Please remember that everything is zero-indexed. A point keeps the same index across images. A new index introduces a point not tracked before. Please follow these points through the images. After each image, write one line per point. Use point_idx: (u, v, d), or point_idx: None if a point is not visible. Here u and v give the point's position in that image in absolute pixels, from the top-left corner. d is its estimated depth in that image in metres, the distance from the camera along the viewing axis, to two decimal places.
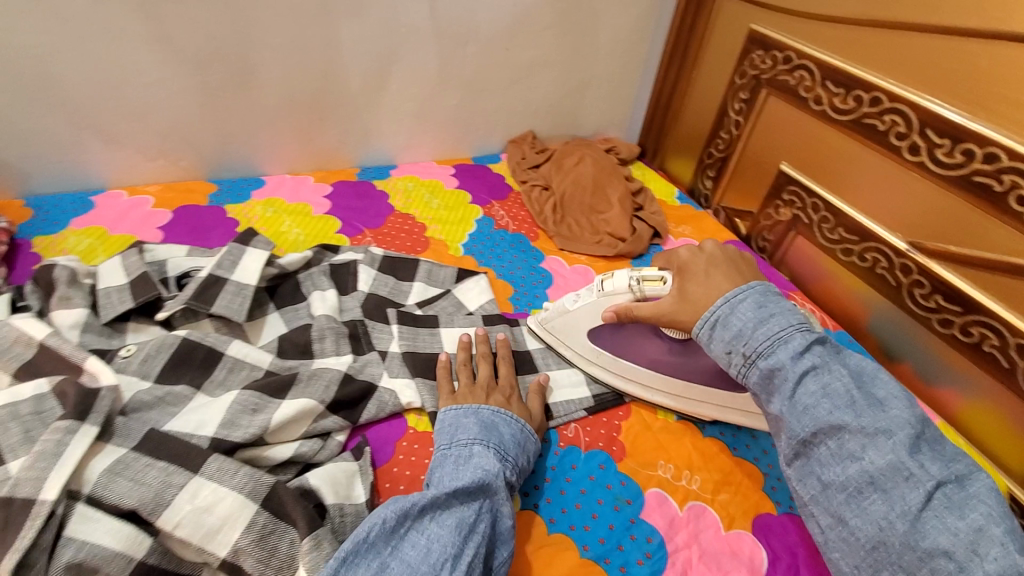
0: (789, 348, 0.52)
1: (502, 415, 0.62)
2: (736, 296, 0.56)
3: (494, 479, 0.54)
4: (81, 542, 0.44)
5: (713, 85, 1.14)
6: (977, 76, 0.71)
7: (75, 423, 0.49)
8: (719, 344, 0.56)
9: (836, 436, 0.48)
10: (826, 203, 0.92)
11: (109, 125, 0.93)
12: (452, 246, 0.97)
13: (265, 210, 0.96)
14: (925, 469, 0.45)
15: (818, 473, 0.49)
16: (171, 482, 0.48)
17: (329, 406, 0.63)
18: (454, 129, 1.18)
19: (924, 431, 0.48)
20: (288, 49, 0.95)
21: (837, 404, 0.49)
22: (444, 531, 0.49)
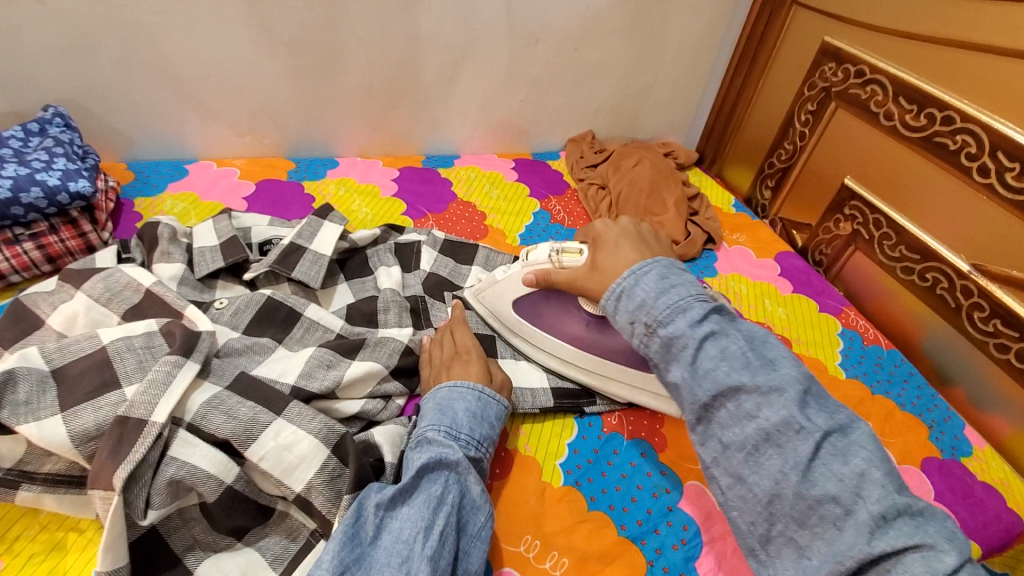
0: (687, 316, 0.51)
1: (460, 387, 0.62)
2: (640, 269, 0.56)
3: (451, 453, 0.55)
4: (182, 462, 0.50)
5: (780, 96, 1.13)
6: None
7: (182, 358, 0.55)
8: (623, 315, 0.55)
9: (733, 398, 0.48)
10: (889, 219, 0.91)
11: (207, 101, 1.01)
12: (509, 235, 1.01)
13: (338, 189, 1.02)
14: (813, 422, 0.46)
15: (719, 435, 0.49)
16: (258, 419, 0.54)
17: (392, 371, 0.68)
18: (517, 124, 1.22)
19: (810, 386, 0.48)
20: (372, 39, 1.01)
21: (734, 366, 0.49)
22: (412, 511, 0.51)
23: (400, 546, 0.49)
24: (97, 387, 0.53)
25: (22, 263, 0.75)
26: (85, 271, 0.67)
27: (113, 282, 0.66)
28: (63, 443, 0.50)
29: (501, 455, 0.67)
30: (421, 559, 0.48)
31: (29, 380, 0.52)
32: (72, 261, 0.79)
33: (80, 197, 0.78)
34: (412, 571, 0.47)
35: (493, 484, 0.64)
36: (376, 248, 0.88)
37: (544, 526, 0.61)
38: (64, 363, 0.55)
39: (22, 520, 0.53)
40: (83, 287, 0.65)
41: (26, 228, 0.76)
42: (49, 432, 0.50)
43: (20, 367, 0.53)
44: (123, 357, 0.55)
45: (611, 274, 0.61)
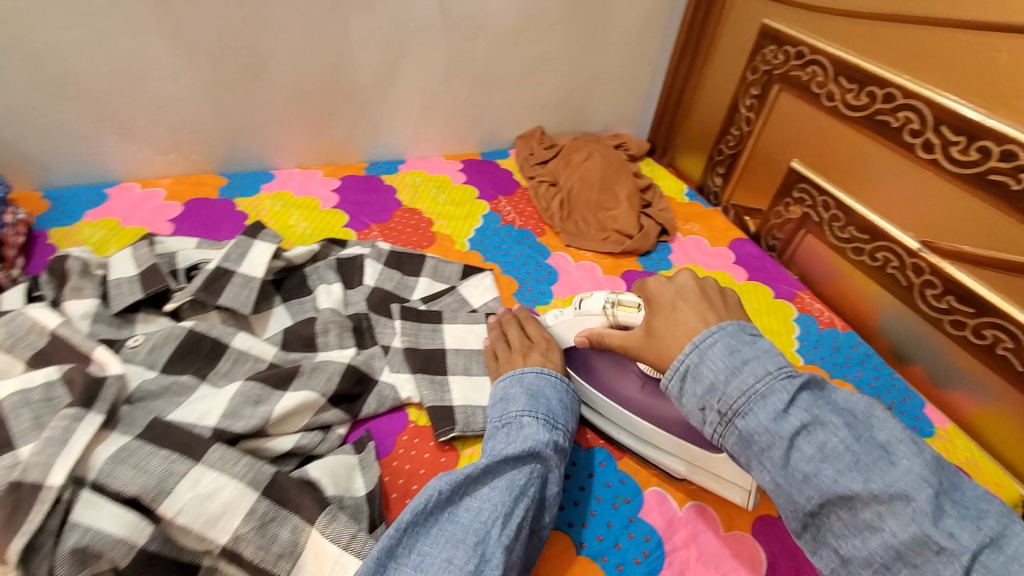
0: (768, 407, 0.47)
1: (546, 375, 0.65)
2: (703, 341, 0.51)
3: (544, 447, 0.56)
4: (85, 527, 0.46)
5: (724, 81, 1.12)
6: (995, 72, 0.69)
7: (82, 410, 0.51)
8: (691, 399, 0.51)
9: (847, 505, 0.43)
10: (837, 200, 0.90)
11: (125, 119, 0.94)
12: (457, 241, 0.97)
13: (273, 204, 0.97)
14: (957, 539, 0.40)
15: (836, 546, 0.44)
16: (173, 470, 0.50)
17: (329, 398, 0.63)
18: (462, 124, 1.18)
19: (941, 485, 0.43)
20: (301, 43, 0.96)
21: (841, 468, 0.44)
22: (495, 493, 0.52)
23: (479, 525, 0.49)
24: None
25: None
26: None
27: (13, 327, 0.60)
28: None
29: None
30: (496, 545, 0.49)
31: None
32: None
33: None
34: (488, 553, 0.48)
35: None
36: (316, 264, 0.83)
37: None
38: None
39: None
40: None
41: None
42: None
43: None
44: (17, 414, 0.50)
45: (669, 343, 0.55)
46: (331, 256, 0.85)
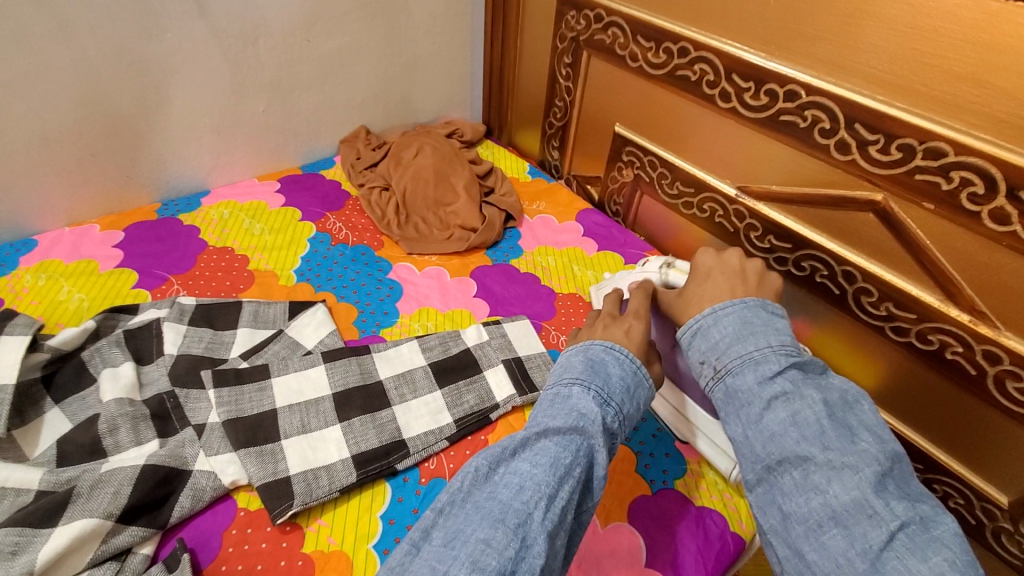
0: (758, 372, 0.53)
1: (621, 351, 0.57)
2: (720, 309, 0.59)
3: (591, 422, 0.50)
4: None
5: (538, 52, 1.08)
6: (765, 18, 0.72)
7: None
8: (695, 353, 0.59)
9: (801, 466, 0.48)
10: (661, 159, 0.91)
11: None
12: (282, 275, 0.86)
13: (36, 279, 0.79)
14: (891, 510, 0.44)
15: (781, 503, 0.48)
16: None
17: (122, 517, 0.51)
18: (271, 139, 1.04)
19: (891, 468, 0.47)
20: (23, 77, 0.77)
21: (805, 434, 0.49)
22: (541, 469, 0.47)
23: (518, 505, 0.45)
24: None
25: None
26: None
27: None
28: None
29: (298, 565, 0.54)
30: (538, 531, 0.44)
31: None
32: None
33: None
34: (529, 535, 0.43)
35: None
36: (100, 344, 0.68)
37: None
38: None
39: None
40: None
41: None
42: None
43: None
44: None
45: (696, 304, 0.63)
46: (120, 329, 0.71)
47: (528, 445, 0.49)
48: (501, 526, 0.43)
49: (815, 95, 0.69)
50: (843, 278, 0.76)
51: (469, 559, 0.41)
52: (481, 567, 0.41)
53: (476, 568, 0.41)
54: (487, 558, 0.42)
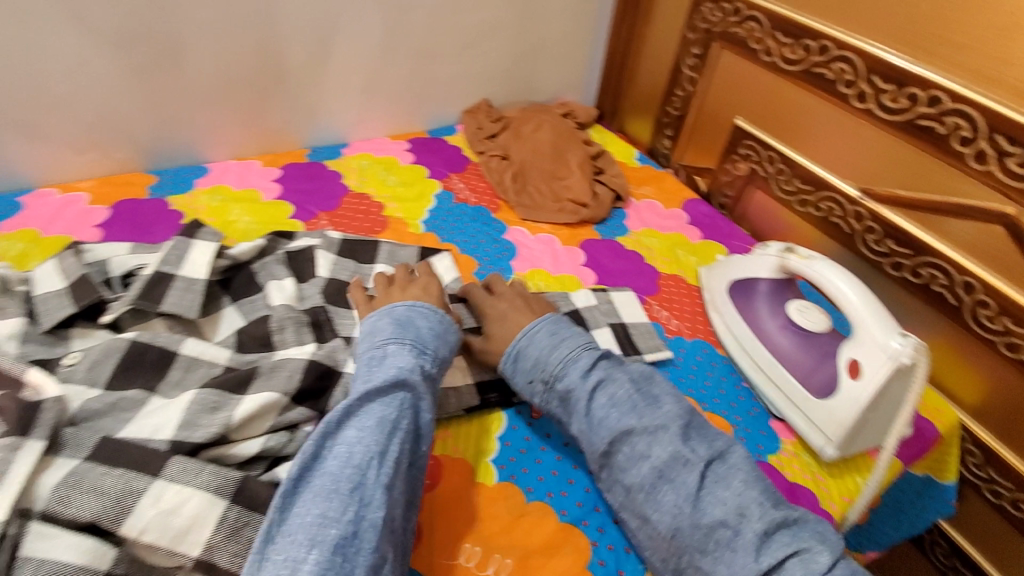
0: (577, 367, 0.62)
1: (422, 308, 0.65)
2: (531, 329, 0.66)
3: (409, 375, 0.57)
4: (38, 561, 0.43)
5: (666, 42, 1.12)
6: (917, 21, 0.72)
7: (19, 439, 0.48)
8: (522, 376, 0.64)
9: (628, 440, 0.57)
10: (781, 155, 0.93)
11: (31, 118, 0.85)
12: (411, 223, 0.94)
13: (211, 200, 0.91)
14: (696, 453, 0.56)
15: (621, 478, 0.57)
16: (131, 488, 0.48)
17: (293, 397, 0.60)
18: (406, 102, 1.13)
19: (691, 421, 0.59)
20: (220, 24, 0.89)
21: (623, 411, 0.59)
22: (364, 435, 0.52)
23: (353, 470, 0.50)
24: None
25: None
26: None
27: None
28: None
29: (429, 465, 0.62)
30: (375, 489, 0.50)
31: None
32: None
33: None
34: (368, 496, 0.49)
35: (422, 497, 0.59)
36: (266, 260, 0.79)
37: (483, 529, 0.58)
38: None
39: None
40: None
41: None
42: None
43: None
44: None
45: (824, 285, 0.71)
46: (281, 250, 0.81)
47: (344, 420, 0.54)
48: (336, 496, 0.49)
49: (959, 101, 0.69)
50: (963, 290, 0.75)
51: (313, 531, 0.47)
52: (321, 539, 0.46)
53: (322, 537, 0.46)
54: (326, 530, 0.47)
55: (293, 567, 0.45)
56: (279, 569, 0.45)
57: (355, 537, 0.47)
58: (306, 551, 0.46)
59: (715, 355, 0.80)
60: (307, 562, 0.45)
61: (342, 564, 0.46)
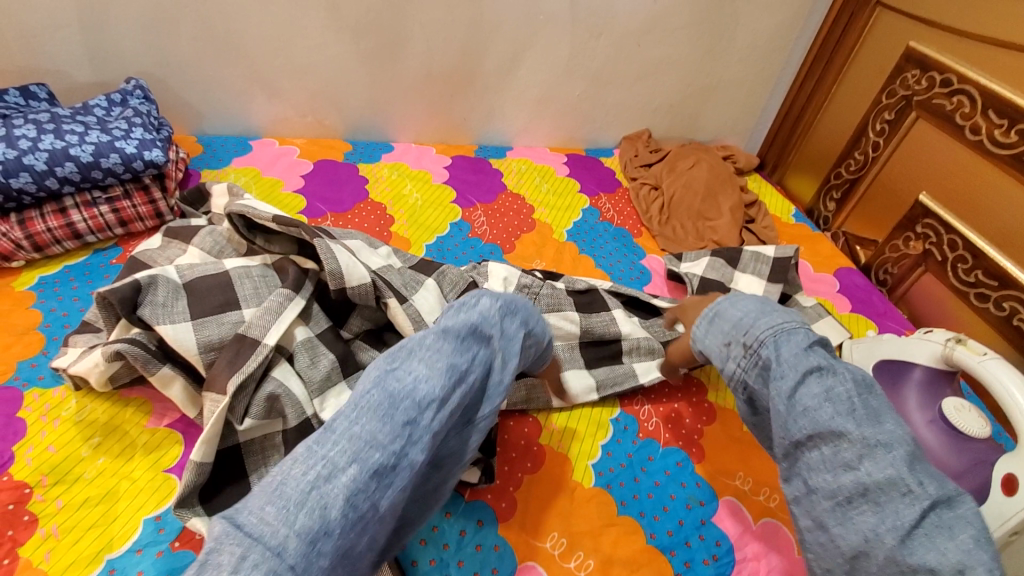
0: (792, 343, 0.49)
1: (518, 301, 0.58)
2: (737, 295, 0.56)
3: (490, 328, 0.51)
4: (279, 382, 0.58)
5: (855, 104, 1.07)
6: None
7: (292, 294, 0.63)
8: (715, 336, 0.54)
9: (833, 442, 0.44)
10: (965, 240, 0.85)
11: (275, 80, 1.03)
12: (556, 230, 1.00)
13: (391, 173, 1.04)
14: (923, 487, 0.42)
15: (805, 477, 0.46)
16: (331, 377, 0.62)
17: None
18: (573, 120, 1.20)
19: (920, 451, 0.44)
20: (437, 26, 1.01)
21: (839, 411, 0.45)
22: (433, 372, 0.44)
23: (414, 404, 0.42)
24: (222, 303, 0.61)
25: (67, 233, 0.75)
26: (190, 230, 0.73)
27: (217, 237, 0.72)
28: (191, 348, 0.57)
29: (534, 449, 0.66)
30: (423, 433, 0.42)
31: (166, 286, 0.60)
32: (143, 226, 0.80)
33: (153, 165, 0.78)
34: (417, 435, 0.41)
35: (522, 477, 0.64)
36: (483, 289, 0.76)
37: (572, 525, 0.60)
38: (193, 278, 0.62)
39: (74, 443, 0.59)
40: (192, 242, 0.71)
41: (102, 192, 0.77)
42: (182, 337, 0.57)
43: (160, 276, 0.61)
44: (242, 281, 0.64)
45: (952, 359, 0.69)
46: None
47: (411, 351, 0.45)
48: (390, 422, 0.40)
49: None
50: None
51: (357, 448, 0.38)
52: (364, 458, 0.37)
53: (363, 457, 0.38)
54: (371, 452, 0.38)
55: (330, 472, 0.36)
56: (313, 467, 0.36)
57: (393, 471, 0.39)
58: (345, 463, 0.37)
59: None
60: (346, 474, 0.37)
61: (372, 494, 0.38)
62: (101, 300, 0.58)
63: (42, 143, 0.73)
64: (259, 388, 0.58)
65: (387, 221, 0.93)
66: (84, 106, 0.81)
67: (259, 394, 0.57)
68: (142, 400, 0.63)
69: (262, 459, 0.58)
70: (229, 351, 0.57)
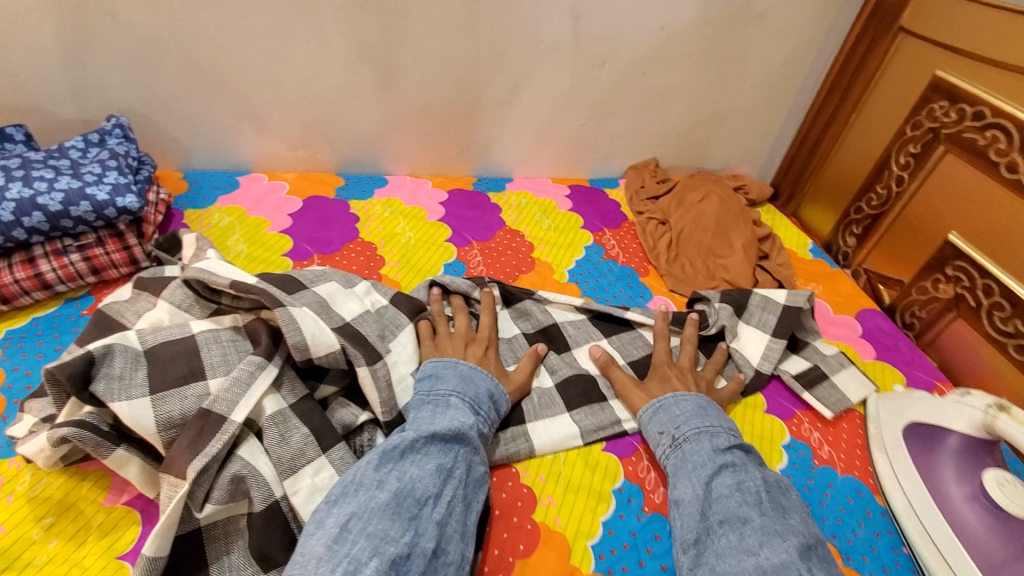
0: (714, 443, 0.62)
1: (462, 366, 0.66)
2: (682, 395, 0.69)
3: (469, 430, 0.58)
4: (245, 462, 0.53)
5: (876, 134, 1.01)
6: None
7: (265, 361, 0.57)
8: (655, 424, 0.67)
9: (738, 529, 0.54)
10: (1002, 286, 0.78)
11: (264, 114, 0.99)
12: (557, 270, 0.94)
13: (383, 210, 0.99)
14: (811, 572, 0.50)
15: (713, 564, 0.53)
16: (305, 453, 0.55)
17: None
18: (575, 150, 1.15)
19: (817, 546, 0.53)
20: (432, 57, 0.96)
21: (746, 499, 0.56)
22: (426, 473, 0.53)
23: (412, 502, 0.51)
24: (184, 373, 0.56)
25: (35, 283, 0.71)
26: (160, 280, 0.68)
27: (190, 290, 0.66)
28: (149, 428, 0.52)
29: (526, 529, 0.60)
30: (429, 522, 0.50)
31: (124, 356, 0.56)
32: (117, 274, 0.76)
33: (127, 212, 0.74)
34: (422, 529, 0.49)
35: (511, 563, 0.57)
36: None
37: None
38: (155, 344, 0.58)
39: (24, 522, 0.54)
40: (163, 295, 0.66)
41: (74, 239, 0.73)
42: (139, 415, 0.52)
43: (117, 345, 0.56)
44: (209, 348, 0.59)
45: (995, 428, 0.62)
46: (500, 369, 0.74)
47: (406, 455, 0.54)
48: (398, 518, 0.49)
49: None
50: None
51: (374, 543, 0.47)
52: (383, 551, 0.46)
53: (382, 550, 0.47)
54: (386, 545, 0.47)
55: (355, 567, 0.45)
56: (337, 565, 0.45)
57: (408, 559, 0.47)
58: (367, 556, 0.46)
59: (872, 503, 0.67)
60: (368, 566, 0.45)
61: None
62: (51, 376, 0.53)
63: (10, 191, 0.70)
64: (222, 469, 0.53)
65: (377, 263, 0.88)
66: (59, 147, 0.79)
67: (222, 476, 0.52)
68: (100, 474, 0.59)
69: (225, 545, 0.53)
70: (191, 429, 0.52)
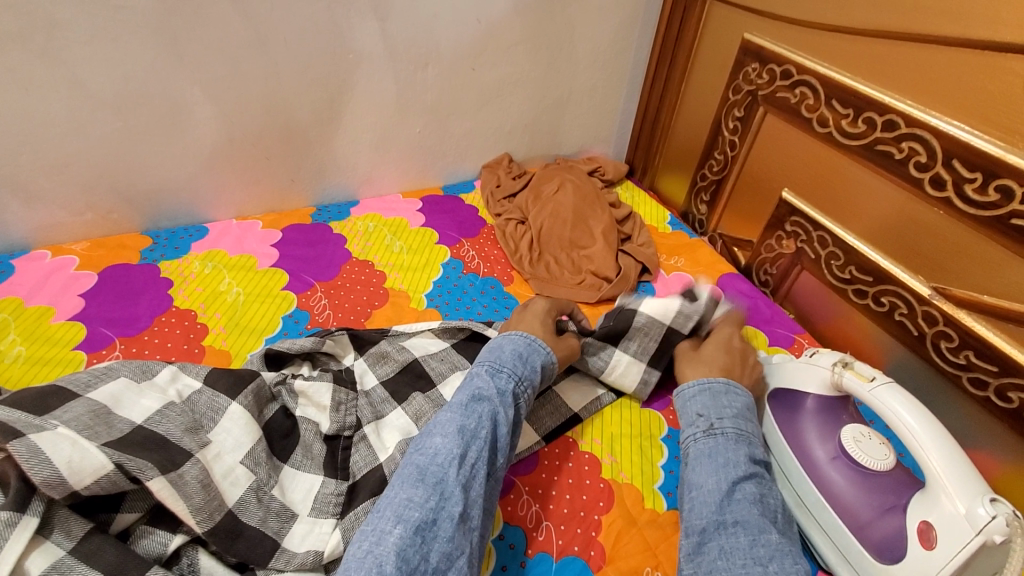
0: (749, 445, 0.59)
1: (510, 335, 0.68)
2: (733, 388, 0.64)
3: (487, 394, 0.59)
4: None
5: (706, 100, 1.02)
6: (1000, 100, 0.59)
7: (16, 514, 0.44)
8: (695, 406, 0.63)
9: (750, 538, 0.50)
10: (834, 237, 0.81)
11: (28, 182, 0.82)
12: (413, 297, 0.87)
13: (203, 266, 0.86)
14: None
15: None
16: None
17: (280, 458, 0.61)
18: (421, 159, 1.07)
19: None
20: (224, 85, 0.84)
21: (763, 513, 0.52)
22: (448, 438, 0.54)
23: (436, 467, 0.52)
24: None
25: None
26: None
27: None
28: None
29: None
30: (454, 485, 0.51)
31: None
32: None
33: None
34: (448, 491, 0.50)
35: None
36: (302, 415, 0.66)
37: None
38: None
39: None
40: None
41: None
42: None
43: None
44: None
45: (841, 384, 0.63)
46: (355, 430, 0.66)
47: (432, 427, 0.57)
48: (423, 485, 0.51)
49: None
50: None
51: (399, 510, 0.48)
52: (406, 517, 0.48)
53: (406, 517, 0.48)
54: (411, 511, 0.48)
55: (380, 537, 0.46)
56: (366, 539, 0.47)
57: (434, 524, 0.48)
58: (392, 525, 0.47)
59: None
60: (393, 533, 0.47)
61: (419, 548, 0.47)
62: None
63: None
64: None
65: (198, 333, 0.76)
66: None
67: None
68: None
69: None
70: None
